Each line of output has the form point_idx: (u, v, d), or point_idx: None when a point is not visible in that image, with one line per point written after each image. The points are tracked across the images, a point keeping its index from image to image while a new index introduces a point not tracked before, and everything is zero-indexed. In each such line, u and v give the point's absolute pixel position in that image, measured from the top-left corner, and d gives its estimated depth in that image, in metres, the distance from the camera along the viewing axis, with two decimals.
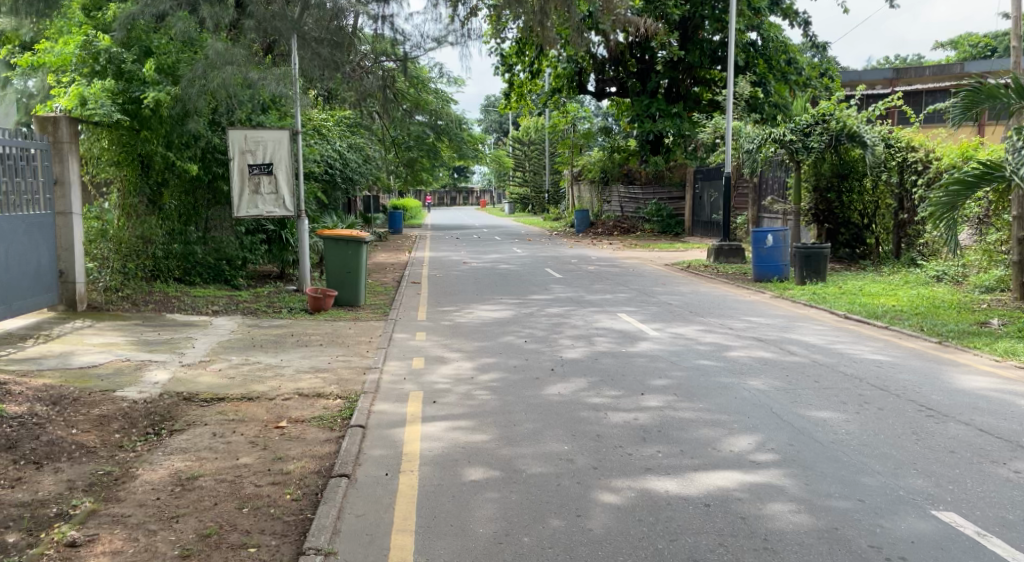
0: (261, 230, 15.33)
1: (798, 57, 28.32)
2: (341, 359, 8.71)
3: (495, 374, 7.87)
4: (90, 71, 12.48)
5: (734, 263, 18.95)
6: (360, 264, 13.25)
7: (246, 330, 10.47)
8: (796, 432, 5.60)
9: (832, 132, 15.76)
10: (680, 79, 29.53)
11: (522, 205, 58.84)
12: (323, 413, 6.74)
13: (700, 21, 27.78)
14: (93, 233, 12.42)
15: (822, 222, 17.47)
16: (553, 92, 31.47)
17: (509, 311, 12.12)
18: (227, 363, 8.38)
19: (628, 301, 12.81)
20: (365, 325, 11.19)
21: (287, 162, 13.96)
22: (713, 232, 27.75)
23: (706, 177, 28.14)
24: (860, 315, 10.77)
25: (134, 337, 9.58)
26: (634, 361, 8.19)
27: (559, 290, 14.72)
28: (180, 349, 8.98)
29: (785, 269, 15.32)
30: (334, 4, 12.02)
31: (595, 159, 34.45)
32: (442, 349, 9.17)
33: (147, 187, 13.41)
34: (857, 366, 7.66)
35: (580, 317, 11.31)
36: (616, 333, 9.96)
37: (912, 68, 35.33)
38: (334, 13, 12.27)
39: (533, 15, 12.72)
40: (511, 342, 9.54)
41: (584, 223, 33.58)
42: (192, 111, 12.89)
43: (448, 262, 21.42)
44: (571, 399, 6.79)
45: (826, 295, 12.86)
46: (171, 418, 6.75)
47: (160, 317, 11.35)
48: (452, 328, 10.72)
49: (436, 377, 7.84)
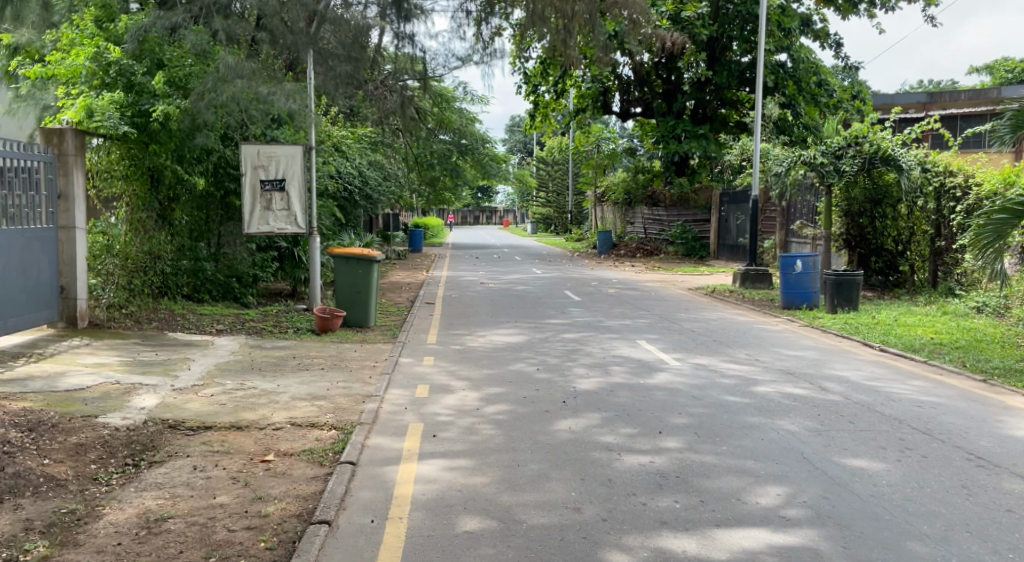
0: (274, 247, 15.16)
1: (829, 79, 27.69)
2: (342, 386, 8.25)
3: (502, 406, 7.37)
4: (101, 83, 12.07)
5: (761, 289, 18.35)
6: (371, 284, 12.83)
7: (248, 351, 10.05)
8: (831, 483, 5.04)
9: (865, 155, 15.24)
10: (707, 100, 28.98)
11: (545, 225, 58.39)
12: (314, 447, 6.28)
13: (728, 41, 27.45)
14: (98, 248, 11.87)
15: (853, 247, 16.79)
16: (578, 112, 31.14)
17: (523, 336, 11.64)
18: (221, 387, 7.94)
19: (650, 328, 12.29)
20: (372, 348, 10.74)
21: (301, 178, 13.63)
22: (739, 256, 27.09)
23: (733, 200, 27.59)
24: (897, 349, 10.18)
25: (130, 357, 9.18)
26: (652, 394, 7.66)
27: (578, 314, 14.23)
28: (174, 371, 8.55)
29: (814, 296, 14.71)
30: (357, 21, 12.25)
31: (619, 181, 33.89)
32: (450, 377, 8.70)
33: (157, 203, 13.03)
34: (895, 406, 7.08)
35: (598, 344, 10.80)
36: (634, 362, 9.45)
37: (947, 93, 34.66)
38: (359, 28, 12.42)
39: (555, 35, 12.24)
40: (523, 370, 9.04)
41: (607, 244, 33.09)
42: (202, 126, 12.38)
43: (465, 282, 20.99)
44: (581, 437, 6.28)
45: (858, 325, 12.24)
46: (152, 448, 6.31)
47: (162, 336, 10.96)
48: (463, 353, 10.25)
49: (440, 407, 7.35)
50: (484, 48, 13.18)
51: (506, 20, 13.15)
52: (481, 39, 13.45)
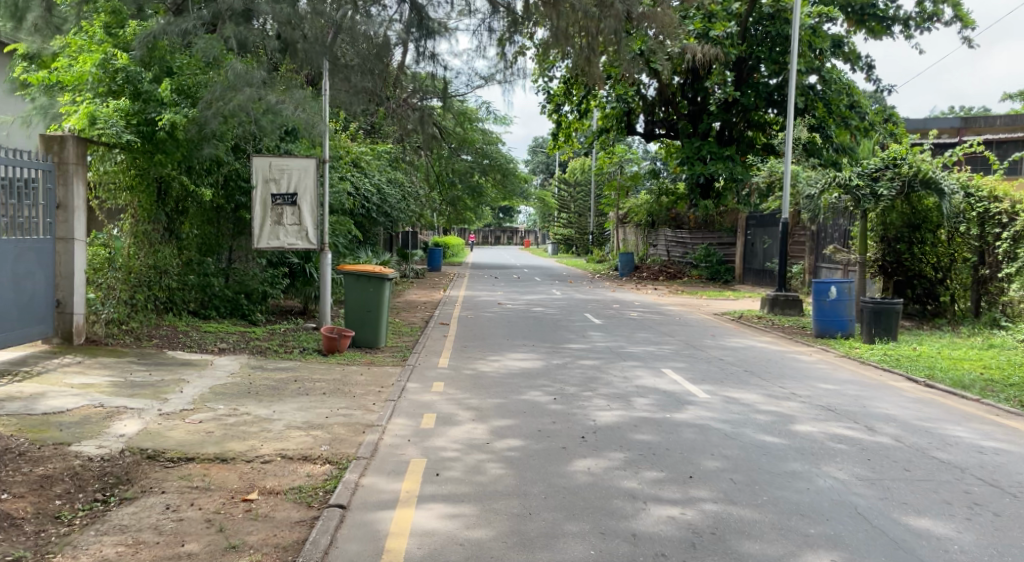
0: (285, 263, 14.71)
1: (862, 101, 26.89)
2: (342, 413, 7.64)
3: (514, 441, 6.70)
4: (107, 90, 11.76)
5: (790, 315, 17.57)
6: (382, 303, 12.23)
7: (248, 372, 9.47)
8: (895, 548, 4.41)
9: (904, 178, 14.46)
10: (734, 122, 28.36)
11: (566, 246, 57.68)
12: (303, 486, 5.67)
13: (756, 63, 26.82)
14: (99, 260, 11.31)
15: (890, 274, 15.98)
16: (601, 132, 30.61)
17: (540, 361, 10.98)
18: (211, 413, 7.35)
19: (675, 355, 11.59)
20: (380, 371, 10.13)
21: (313, 192, 13.05)
22: (766, 279, 26.33)
23: (760, 223, 26.83)
24: (944, 385, 9.45)
25: (120, 377, 8.62)
26: (681, 432, 6.98)
27: (599, 338, 13.54)
28: (164, 394, 7.97)
29: (850, 325, 13.93)
30: (384, 39, 11.69)
31: (642, 203, 33.20)
32: (459, 405, 8.06)
33: (164, 216, 12.52)
34: (955, 455, 6.41)
35: (620, 372, 10.12)
36: (659, 393, 8.76)
37: (981, 119, 33.78)
38: (383, 48, 11.84)
39: (580, 52, 11.75)
40: (538, 400, 8.38)
41: (629, 266, 32.40)
42: (209, 136, 11.86)
43: (483, 303, 20.36)
44: (601, 481, 5.61)
45: (899, 357, 11.48)
46: (127, 481, 5.71)
47: (160, 354, 10.42)
48: (475, 379, 9.61)
49: (447, 441, 6.72)
50: (507, 67, 12.71)
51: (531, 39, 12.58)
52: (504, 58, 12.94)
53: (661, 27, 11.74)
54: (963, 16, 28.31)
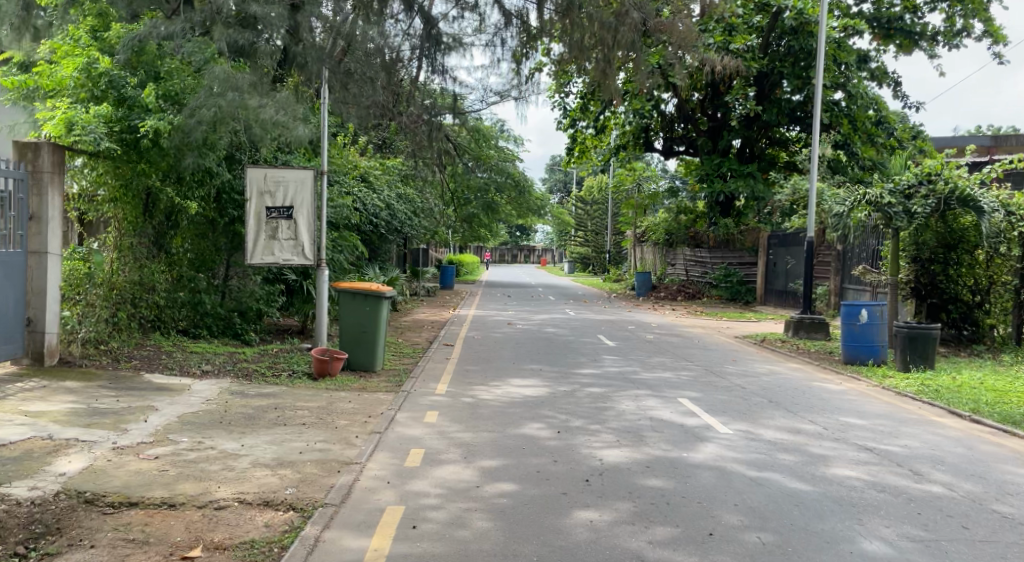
0: (281, 279, 13.87)
1: (889, 117, 26.10)
2: (318, 448, 6.85)
3: (507, 486, 5.90)
4: (90, 96, 10.98)
5: (816, 339, 16.65)
6: (378, 323, 11.44)
7: (226, 399, 8.71)
8: None
9: (940, 195, 13.80)
10: (755, 137, 27.55)
11: (583, 264, 56.74)
12: (258, 539, 4.89)
13: (779, 79, 25.84)
14: (78, 276, 10.68)
15: (923, 297, 14.92)
16: (618, 149, 29.76)
17: (546, 388, 10.16)
18: (171, 448, 6.57)
19: (692, 383, 10.73)
20: (370, 398, 9.32)
21: (311, 206, 12.23)
22: (789, 300, 25.40)
23: (782, 243, 25.91)
24: (992, 421, 8.58)
25: (82, 405, 7.86)
26: (697, 479, 6.13)
27: (611, 363, 12.70)
28: (125, 424, 7.20)
29: (882, 350, 13.01)
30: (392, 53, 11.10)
31: (659, 221, 32.28)
32: (450, 443, 7.26)
33: (151, 229, 11.88)
34: (1018, 509, 5.54)
35: (631, 401, 9.28)
36: (673, 426, 7.93)
37: (1012, 135, 32.75)
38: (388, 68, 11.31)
39: (594, 65, 10.75)
40: (538, 436, 7.57)
41: (646, 285, 31.46)
42: (195, 146, 11.13)
43: (492, 323, 19.55)
44: (603, 538, 4.79)
45: (938, 388, 10.59)
46: (55, 531, 4.92)
47: (136, 378, 9.66)
48: (472, 409, 8.80)
49: (431, 486, 5.94)
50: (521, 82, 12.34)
51: (547, 56, 12.02)
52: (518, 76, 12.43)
53: (681, 47, 11.14)
54: (994, 32, 27.39)
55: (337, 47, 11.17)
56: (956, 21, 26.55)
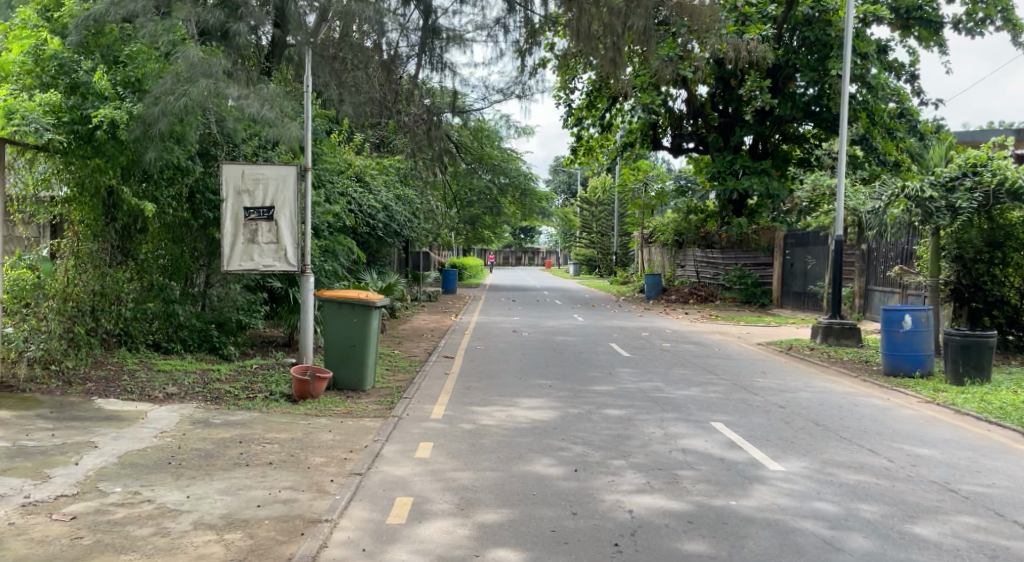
0: (266, 287, 12.56)
1: (911, 109, 24.71)
2: (284, 498, 5.60)
3: (516, 557, 4.70)
4: (37, 83, 9.47)
5: (846, 346, 15.35)
6: (368, 335, 10.13)
7: (185, 430, 7.45)
8: None
9: (987, 187, 12.58)
10: (768, 134, 26.22)
11: (589, 267, 55.27)
12: None
13: (793, 72, 24.56)
14: (24, 286, 9.34)
15: (966, 301, 13.69)
16: (626, 147, 28.32)
17: (557, 409, 8.90)
18: (96, 503, 5.32)
19: (725, 401, 9.45)
20: (355, 427, 8.01)
21: (294, 206, 10.81)
22: (810, 304, 24.00)
23: (799, 242, 24.53)
24: None
25: (6, 443, 6.60)
26: (752, 543, 4.89)
27: (629, 377, 11.40)
28: (50, 469, 5.95)
29: (928, 360, 11.74)
30: (391, 53, 10.85)
31: (669, 222, 31.08)
32: (446, 486, 6.03)
33: (114, 233, 10.51)
34: None
35: (658, 426, 8.00)
36: (710, 461, 6.66)
37: None
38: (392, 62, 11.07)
39: (603, 57, 9.44)
40: (552, 475, 6.32)
41: (655, 289, 30.17)
42: (159, 140, 9.80)
43: (496, 331, 18.23)
44: None
45: (1004, 405, 9.33)
46: None
47: (85, 404, 8.39)
48: (473, 439, 7.55)
49: (420, 555, 4.72)
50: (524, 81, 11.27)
51: (551, 50, 10.98)
52: (520, 75, 11.32)
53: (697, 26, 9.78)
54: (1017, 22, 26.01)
55: (331, 34, 10.53)
56: (978, 11, 25.17)
